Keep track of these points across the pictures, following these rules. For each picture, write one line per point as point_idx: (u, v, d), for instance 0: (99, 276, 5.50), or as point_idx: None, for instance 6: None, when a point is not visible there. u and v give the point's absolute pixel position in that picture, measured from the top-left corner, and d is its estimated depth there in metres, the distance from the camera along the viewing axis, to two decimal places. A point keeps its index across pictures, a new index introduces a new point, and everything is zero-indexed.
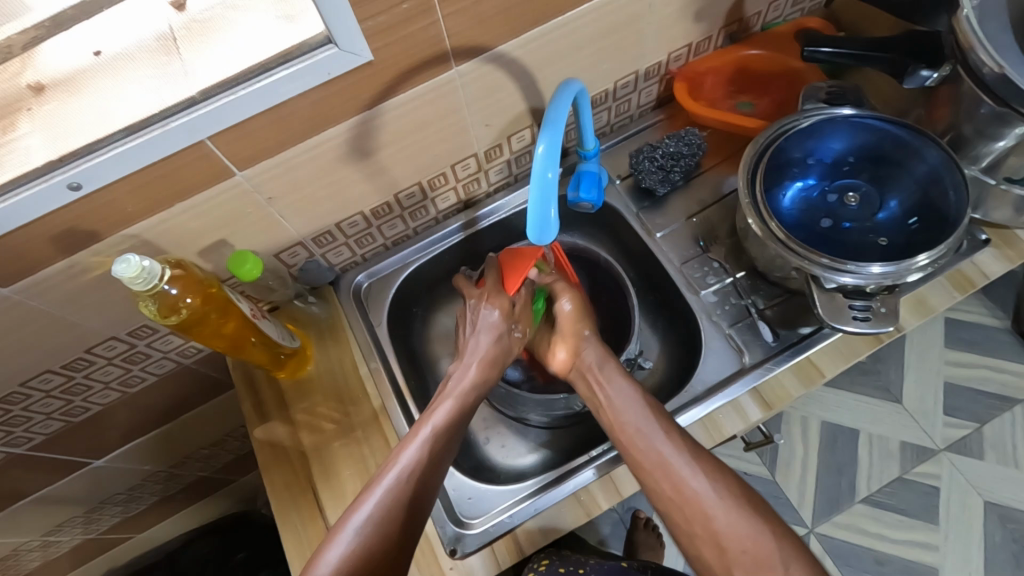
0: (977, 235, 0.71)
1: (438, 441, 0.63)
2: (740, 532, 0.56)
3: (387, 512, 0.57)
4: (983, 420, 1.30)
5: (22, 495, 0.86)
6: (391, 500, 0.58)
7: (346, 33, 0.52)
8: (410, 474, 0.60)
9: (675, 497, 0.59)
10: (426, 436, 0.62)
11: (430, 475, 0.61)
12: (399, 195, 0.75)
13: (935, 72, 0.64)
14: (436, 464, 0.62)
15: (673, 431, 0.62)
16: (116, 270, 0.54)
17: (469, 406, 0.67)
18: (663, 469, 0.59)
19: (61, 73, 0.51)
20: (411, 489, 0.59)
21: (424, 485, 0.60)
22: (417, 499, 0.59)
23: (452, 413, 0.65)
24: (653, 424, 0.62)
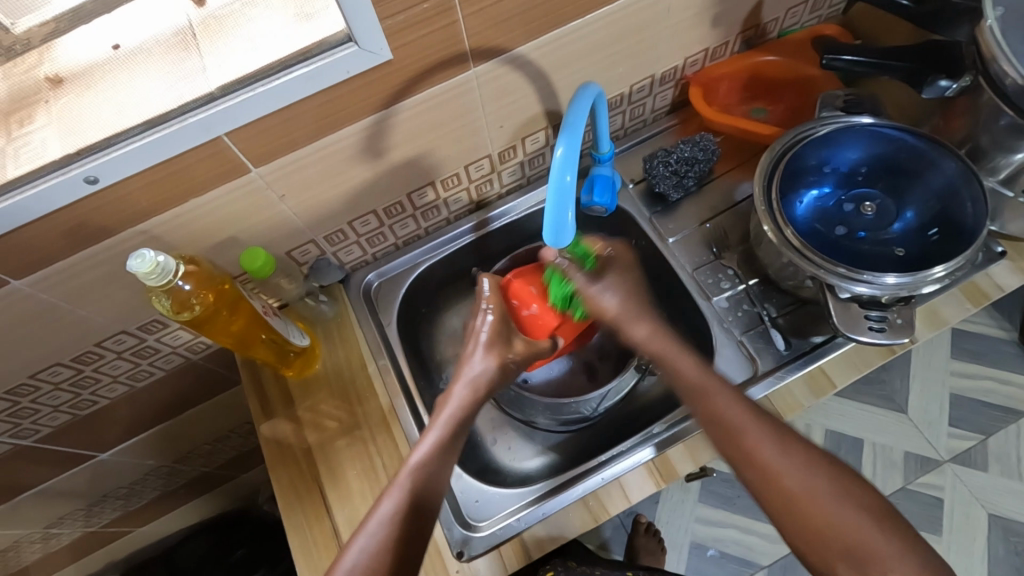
0: (994, 247, 0.70)
1: (422, 477, 0.60)
2: (848, 529, 0.54)
3: (375, 554, 0.55)
4: (988, 432, 1.29)
5: (26, 486, 0.85)
6: (380, 542, 0.56)
7: (366, 32, 0.51)
8: (398, 512, 0.58)
9: (769, 481, 0.57)
10: (407, 475, 0.60)
11: (405, 550, 0.56)
12: (411, 195, 0.74)
13: (954, 82, 0.63)
14: (425, 502, 0.59)
15: (764, 423, 0.60)
16: (130, 265, 0.54)
17: (455, 436, 0.64)
18: (749, 462, 0.58)
19: (77, 66, 0.52)
20: (402, 528, 0.57)
21: (415, 525, 0.57)
22: (409, 541, 0.57)
23: (434, 447, 0.62)
24: (748, 420, 0.60)
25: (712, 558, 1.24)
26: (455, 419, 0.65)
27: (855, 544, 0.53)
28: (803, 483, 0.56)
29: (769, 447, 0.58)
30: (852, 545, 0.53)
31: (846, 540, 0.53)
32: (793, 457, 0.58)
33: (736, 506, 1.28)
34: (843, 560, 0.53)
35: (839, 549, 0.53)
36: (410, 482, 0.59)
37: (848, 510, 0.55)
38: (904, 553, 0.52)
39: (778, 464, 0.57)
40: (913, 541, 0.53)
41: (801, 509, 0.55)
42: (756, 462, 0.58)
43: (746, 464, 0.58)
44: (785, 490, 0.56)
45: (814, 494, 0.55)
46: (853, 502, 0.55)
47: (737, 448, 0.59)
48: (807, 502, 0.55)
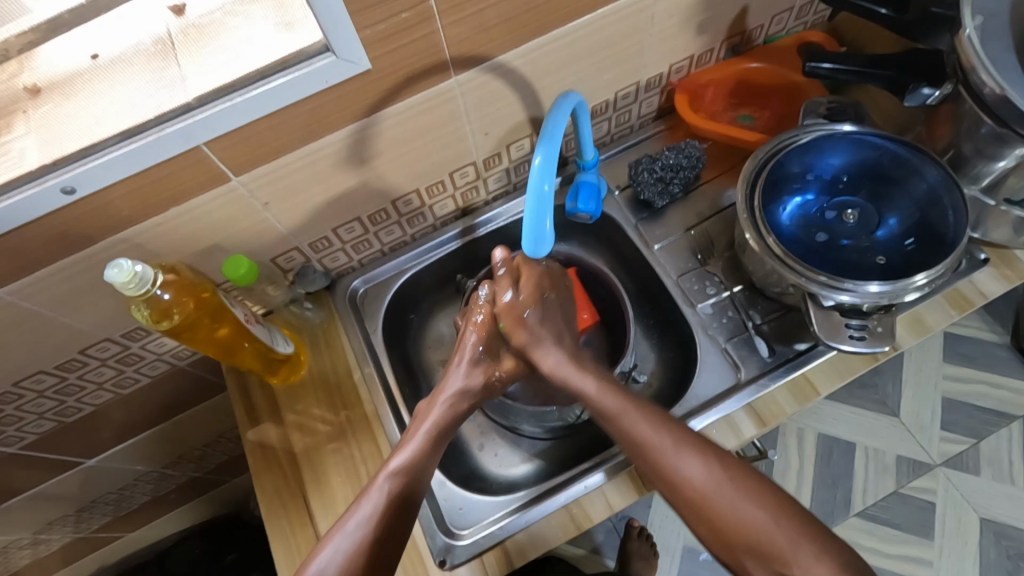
0: (976, 254, 0.71)
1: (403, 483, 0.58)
2: (746, 527, 0.53)
3: (351, 558, 0.53)
4: (980, 436, 1.29)
5: (13, 493, 0.85)
6: (357, 546, 0.54)
7: (344, 42, 0.51)
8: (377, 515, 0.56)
9: (678, 488, 0.56)
10: (387, 477, 0.59)
11: (382, 551, 0.55)
12: (396, 202, 0.74)
13: (935, 90, 0.63)
14: (404, 507, 0.57)
15: (661, 426, 0.58)
16: (108, 275, 0.54)
17: (436, 443, 0.63)
18: (654, 466, 0.57)
19: (56, 76, 0.51)
20: (379, 532, 0.55)
21: (393, 529, 0.56)
22: (383, 544, 0.55)
23: (416, 451, 0.61)
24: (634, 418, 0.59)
25: (704, 562, 1.24)
26: (438, 425, 0.64)
27: (758, 542, 0.53)
28: (705, 480, 0.55)
29: (672, 457, 0.56)
30: (752, 538, 0.53)
31: (752, 540, 0.53)
32: (690, 461, 0.56)
33: None
34: (749, 556, 0.53)
35: (744, 548, 0.53)
36: (391, 483, 0.58)
37: (748, 507, 0.54)
38: (806, 544, 0.52)
39: (677, 471, 0.56)
40: (820, 535, 0.53)
41: (707, 513, 0.55)
42: (659, 470, 0.57)
43: (654, 474, 0.57)
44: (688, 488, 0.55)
45: (720, 498, 0.54)
46: (756, 499, 0.54)
47: (645, 459, 0.58)
48: (713, 505, 0.54)
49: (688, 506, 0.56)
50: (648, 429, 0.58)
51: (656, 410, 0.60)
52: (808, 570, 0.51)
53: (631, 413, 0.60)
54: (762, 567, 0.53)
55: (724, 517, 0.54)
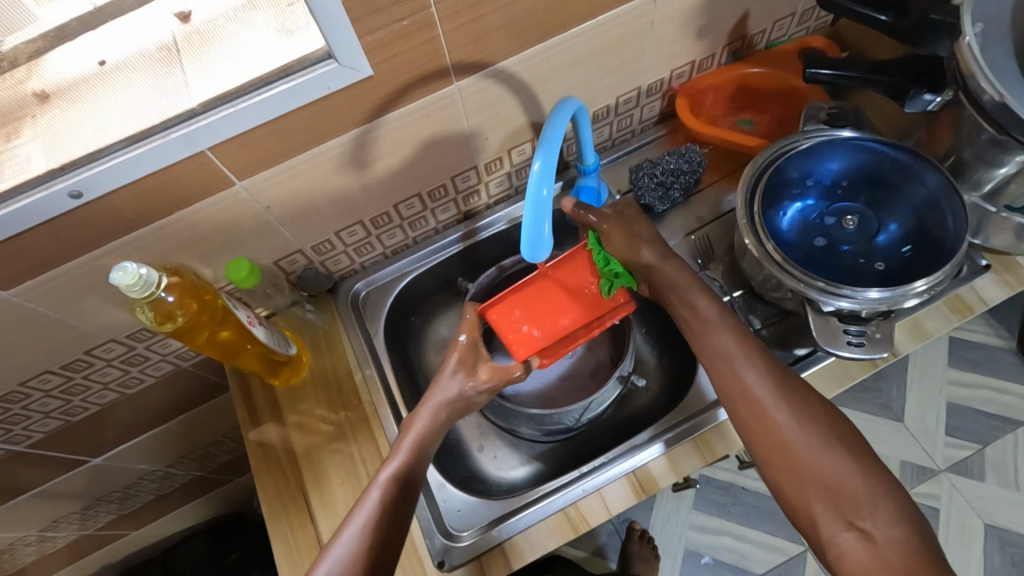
0: (977, 260, 0.71)
1: (393, 495, 0.58)
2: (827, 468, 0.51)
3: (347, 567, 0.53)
4: (984, 441, 1.29)
5: (20, 490, 0.86)
6: (352, 554, 0.54)
7: (346, 49, 0.52)
8: (370, 526, 0.56)
9: (758, 419, 0.55)
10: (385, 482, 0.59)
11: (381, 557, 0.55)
12: (398, 206, 0.75)
13: (937, 96, 0.64)
14: (397, 517, 0.57)
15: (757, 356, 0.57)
16: (113, 277, 0.55)
17: (422, 454, 0.63)
18: (744, 398, 0.56)
19: (65, 80, 0.52)
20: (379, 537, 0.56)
21: (388, 538, 0.56)
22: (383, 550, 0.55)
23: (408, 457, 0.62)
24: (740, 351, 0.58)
25: (706, 566, 1.24)
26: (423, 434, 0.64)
27: (834, 483, 0.51)
28: (787, 415, 0.54)
29: (758, 384, 0.56)
30: (830, 481, 0.51)
31: (826, 480, 0.51)
32: (777, 389, 0.55)
33: (730, 514, 1.28)
34: (821, 498, 0.51)
35: (819, 486, 0.51)
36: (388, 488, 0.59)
37: (831, 452, 0.52)
38: (883, 501, 0.50)
39: (767, 400, 0.55)
40: (892, 493, 0.50)
41: (784, 444, 0.53)
42: (749, 397, 0.56)
43: (737, 400, 0.56)
44: (774, 422, 0.54)
45: (799, 437, 0.53)
46: (836, 445, 0.52)
47: (733, 382, 0.57)
48: (790, 437, 0.53)
49: (767, 440, 0.54)
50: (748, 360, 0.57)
51: (747, 331, 0.60)
52: (879, 522, 0.49)
53: (721, 329, 0.59)
54: (831, 509, 0.50)
55: (808, 456, 0.52)
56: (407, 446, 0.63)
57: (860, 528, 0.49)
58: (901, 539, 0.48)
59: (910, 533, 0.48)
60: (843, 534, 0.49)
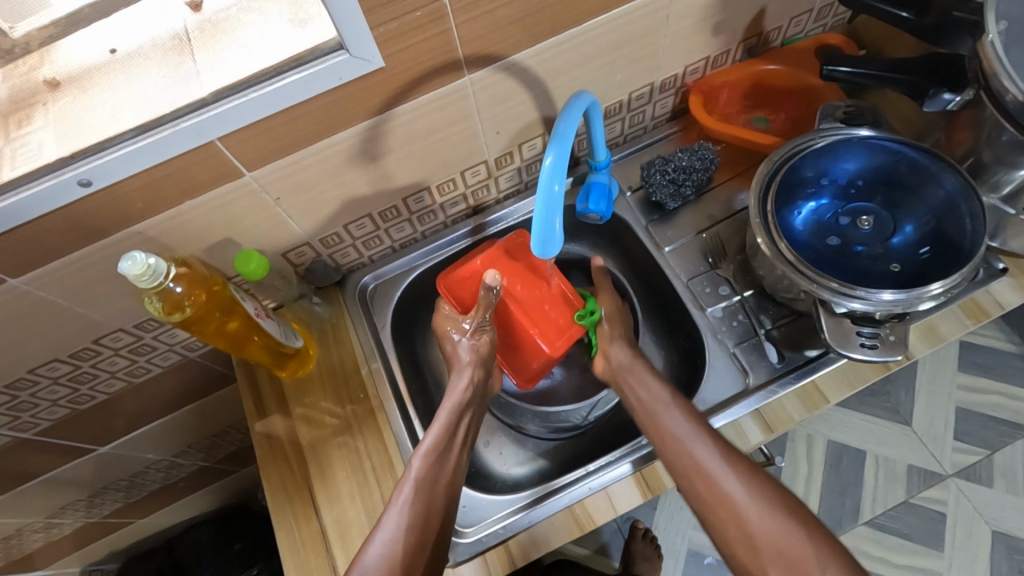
0: (994, 263, 0.69)
1: (428, 473, 0.61)
2: (772, 533, 0.56)
3: (392, 547, 0.57)
4: (993, 447, 1.27)
5: (28, 477, 0.87)
6: (395, 533, 0.58)
7: (358, 40, 0.51)
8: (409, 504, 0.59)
9: (709, 496, 0.59)
10: (413, 473, 0.61)
11: (422, 536, 0.58)
12: (407, 199, 0.75)
13: (957, 95, 0.62)
14: (431, 507, 0.60)
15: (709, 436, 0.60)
16: (122, 267, 0.54)
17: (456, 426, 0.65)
18: (696, 471, 0.59)
19: (75, 69, 0.53)
20: (417, 523, 0.59)
21: (427, 521, 0.59)
22: (423, 534, 0.58)
23: (434, 446, 0.63)
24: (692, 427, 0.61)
25: (709, 566, 1.24)
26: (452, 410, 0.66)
27: (785, 554, 0.55)
28: (737, 490, 0.58)
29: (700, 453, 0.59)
30: (782, 548, 0.55)
31: (778, 548, 0.55)
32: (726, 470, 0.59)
33: None
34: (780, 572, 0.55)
35: (772, 556, 0.55)
36: (417, 478, 0.61)
37: (779, 520, 0.56)
38: (834, 564, 0.54)
39: (716, 472, 0.59)
40: None
41: (733, 521, 0.57)
42: (696, 467, 0.59)
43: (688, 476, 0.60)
44: (724, 493, 0.58)
45: (752, 509, 0.57)
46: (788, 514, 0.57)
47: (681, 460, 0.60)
48: (742, 509, 0.57)
49: (722, 514, 0.58)
50: (685, 426, 0.61)
51: (692, 410, 0.63)
52: None
53: (666, 411, 0.63)
54: None
55: (757, 527, 0.56)
56: (443, 421, 0.65)
57: None
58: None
59: None
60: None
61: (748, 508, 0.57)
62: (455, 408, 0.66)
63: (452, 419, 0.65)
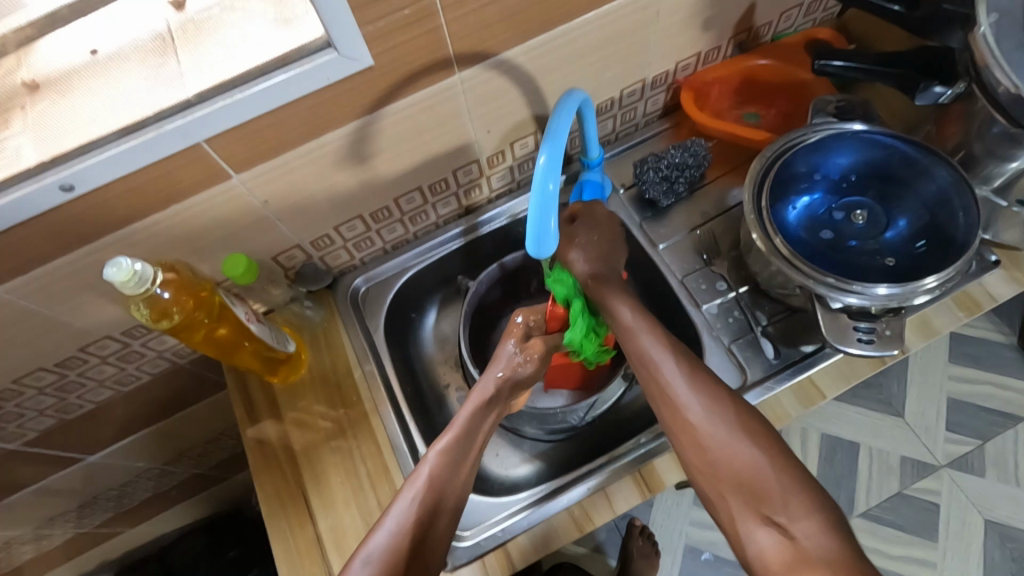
0: (987, 255, 0.69)
1: (441, 471, 0.59)
2: (738, 461, 0.55)
3: (395, 543, 0.54)
4: (985, 437, 1.28)
5: (16, 488, 0.85)
6: (400, 529, 0.55)
7: (346, 38, 0.51)
8: (418, 504, 0.57)
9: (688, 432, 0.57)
10: (424, 476, 0.58)
11: (419, 548, 0.56)
12: (398, 200, 0.74)
13: (947, 89, 0.62)
14: (432, 521, 0.57)
15: (676, 359, 0.60)
16: (107, 274, 0.53)
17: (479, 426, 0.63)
18: (661, 392, 0.59)
19: (55, 71, 0.51)
20: (415, 535, 0.56)
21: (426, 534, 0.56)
22: (420, 547, 0.56)
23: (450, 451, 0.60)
24: (659, 349, 0.61)
25: (706, 561, 1.24)
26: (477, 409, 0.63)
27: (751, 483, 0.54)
28: (700, 412, 0.57)
29: (676, 382, 0.58)
30: (739, 466, 0.54)
31: (742, 476, 0.54)
32: (695, 389, 0.58)
33: None
34: (736, 494, 0.54)
35: (733, 483, 0.55)
36: (427, 486, 0.58)
37: (746, 447, 0.55)
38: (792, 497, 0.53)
39: (684, 399, 0.57)
40: None
41: (706, 453, 0.56)
42: (665, 393, 0.58)
43: (668, 415, 0.58)
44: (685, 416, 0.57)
45: (725, 438, 0.55)
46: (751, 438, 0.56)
47: (664, 400, 0.59)
48: (709, 437, 0.56)
49: (681, 432, 0.57)
50: (677, 370, 0.59)
51: (670, 338, 0.62)
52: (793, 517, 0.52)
53: (658, 353, 0.60)
54: (747, 505, 0.54)
55: (718, 450, 0.55)
56: (464, 420, 0.62)
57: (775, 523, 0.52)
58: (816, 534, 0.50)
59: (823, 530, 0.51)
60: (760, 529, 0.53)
61: (698, 421, 0.56)
62: (478, 411, 0.63)
63: (474, 420, 0.63)
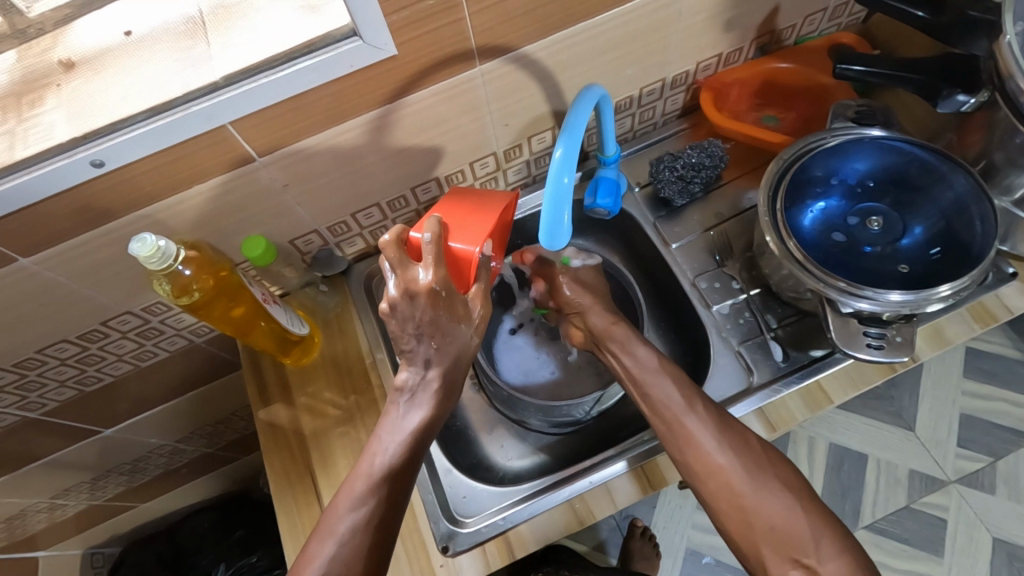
0: (1004, 268, 0.68)
1: (389, 477, 0.57)
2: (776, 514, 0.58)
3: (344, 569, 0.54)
4: (997, 454, 1.27)
5: (33, 457, 0.87)
6: (349, 555, 0.55)
7: (372, 28, 0.52)
8: (367, 526, 0.56)
9: (708, 478, 0.60)
10: (374, 485, 0.57)
11: (375, 552, 0.56)
12: (415, 190, 0.75)
13: (971, 97, 0.62)
14: (388, 523, 0.57)
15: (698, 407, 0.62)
16: (132, 248, 0.55)
17: (420, 432, 0.59)
18: (690, 447, 0.61)
19: (89, 51, 0.53)
20: (370, 540, 0.56)
21: (380, 536, 0.56)
22: (377, 546, 0.56)
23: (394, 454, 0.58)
24: (681, 402, 0.63)
25: (706, 566, 1.24)
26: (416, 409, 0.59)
27: (780, 532, 0.58)
28: (733, 470, 0.60)
29: (692, 423, 0.61)
30: (775, 520, 0.58)
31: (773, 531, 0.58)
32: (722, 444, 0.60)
33: None
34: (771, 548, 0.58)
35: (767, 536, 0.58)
36: (376, 492, 0.57)
37: (774, 497, 0.59)
38: (825, 539, 0.57)
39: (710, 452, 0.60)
40: None
41: (731, 497, 0.60)
42: (690, 444, 0.61)
43: (691, 460, 0.61)
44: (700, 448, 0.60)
45: (744, 486, 0.60)
46: (782, 493, 0.60)
47: (676, 439, 0.62)
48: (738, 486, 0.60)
49: (719, 490, 0.60)
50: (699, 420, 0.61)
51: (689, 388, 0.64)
52: (824, 561, 0.56)
53: (653, 380, 0.65)
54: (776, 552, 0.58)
55: (736, 502, 0.60)
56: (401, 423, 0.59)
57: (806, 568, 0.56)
58: None
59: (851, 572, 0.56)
60: (792, 572, 0.57)
61: (713, 455, 0.60)
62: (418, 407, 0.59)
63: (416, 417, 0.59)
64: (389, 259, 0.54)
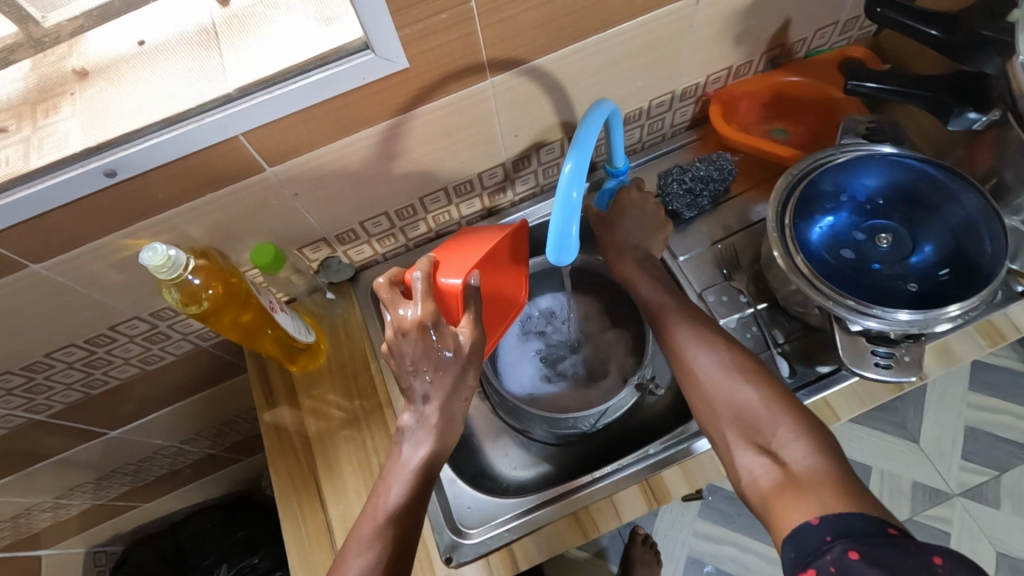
0: (1014, 286, 0.68)
1: (394, 518, 0.57)
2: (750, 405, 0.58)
3: None
4: (1002, 468, 1.26)
5: (39, 457, 0.88)
6: None
7: (385, 41, 0.52)
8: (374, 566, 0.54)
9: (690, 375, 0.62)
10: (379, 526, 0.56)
11: None
12: (423, 199, 0.75)
13: (981, 116, 0.63)
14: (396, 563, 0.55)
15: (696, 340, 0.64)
16: (143, 257, 0.55)
17: (421, 472, 0.58)
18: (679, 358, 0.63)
19: (104, 61, 0.53)
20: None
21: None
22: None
23: (396, 495, 0.58)
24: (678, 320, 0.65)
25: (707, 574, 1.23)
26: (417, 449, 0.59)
27: (747, 414, 0.57)
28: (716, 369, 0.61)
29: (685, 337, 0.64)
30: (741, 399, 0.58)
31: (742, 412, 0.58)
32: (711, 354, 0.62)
33: (736, 524, 1.27)
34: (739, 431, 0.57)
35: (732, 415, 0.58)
36: (381, 531, 0.56)
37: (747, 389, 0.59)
38: (784, 423, 0.56)
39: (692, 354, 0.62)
40: None
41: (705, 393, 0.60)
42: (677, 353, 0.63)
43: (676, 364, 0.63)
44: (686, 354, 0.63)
45: (724, 382, 0.60)
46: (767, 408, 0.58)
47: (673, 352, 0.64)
48: (716, 386, 0.60)
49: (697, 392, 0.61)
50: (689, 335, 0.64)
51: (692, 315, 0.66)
52: (784, 445, 0.55)
53: (665, 307, 0.67)
54: (742, 434, 0.57)
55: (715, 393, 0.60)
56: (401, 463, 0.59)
57: (769, 451, 0.55)
58: (806, 458, 0.53)
59: (811, 453, 0.54)
60: (753, 456, 0.56)
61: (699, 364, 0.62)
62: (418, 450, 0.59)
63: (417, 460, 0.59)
64: (383, 300, 0.56)
